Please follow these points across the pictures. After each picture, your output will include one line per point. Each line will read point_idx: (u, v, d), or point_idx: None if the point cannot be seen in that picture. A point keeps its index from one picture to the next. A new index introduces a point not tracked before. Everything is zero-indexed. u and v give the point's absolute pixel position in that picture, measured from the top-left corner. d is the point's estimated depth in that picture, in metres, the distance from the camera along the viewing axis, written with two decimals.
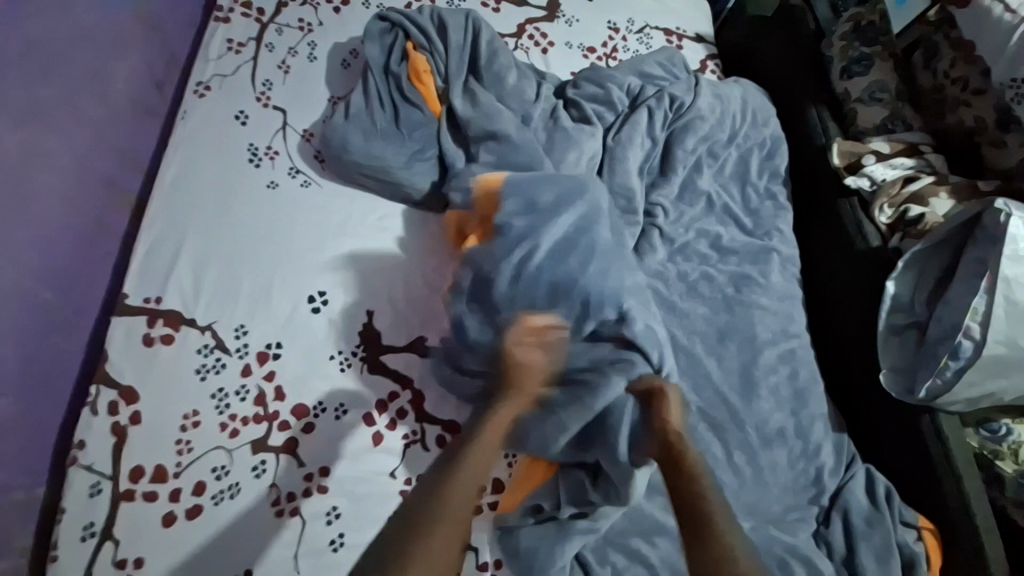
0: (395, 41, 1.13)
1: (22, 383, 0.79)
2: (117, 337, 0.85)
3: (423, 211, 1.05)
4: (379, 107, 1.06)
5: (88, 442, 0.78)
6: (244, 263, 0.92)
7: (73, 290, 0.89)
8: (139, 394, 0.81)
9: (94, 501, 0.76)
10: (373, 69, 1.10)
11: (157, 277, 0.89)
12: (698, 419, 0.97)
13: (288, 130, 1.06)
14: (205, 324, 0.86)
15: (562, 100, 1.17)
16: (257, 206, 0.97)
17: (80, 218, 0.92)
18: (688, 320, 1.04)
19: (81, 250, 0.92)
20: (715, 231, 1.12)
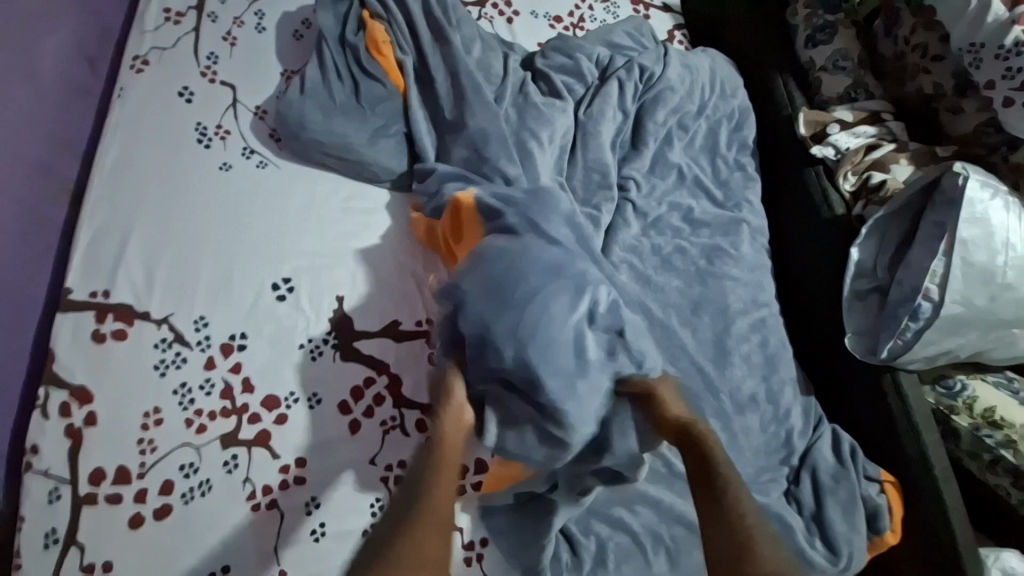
0: (350, 10, 1.06)
1: None
2: (64, 335, 0.79)
3: (394, 190, 1.01)
4: (336, 80, 1.00)
5: (42, 447, 0.73)
6: (199, 251, 0.86)
7: (12, 287, 0.82)
8: (94, 394, 0.76)
9: (53, 507, 0.71)
10: (328, 41, 1.03)
11: (104, 268, 0.83)
12: None
13: (238, 107, 0.99)
14: (161, 317, 0.81)
15: (530, 72, 1.13)
16: (211, 190, 0.91)
17: (13, 210, 0.85)
18: (663, 294, 1.04)
19: (16, 245, 0.84)
20: (687, 203, 1.12)
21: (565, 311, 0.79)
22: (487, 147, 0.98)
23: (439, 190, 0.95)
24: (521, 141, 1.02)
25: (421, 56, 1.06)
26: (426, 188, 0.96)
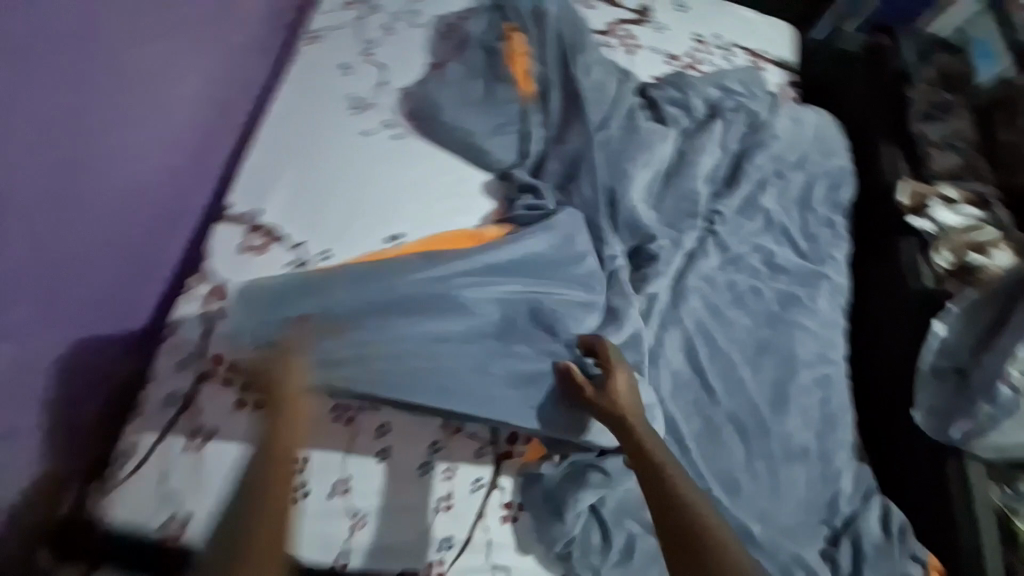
0: (497, 23, 1.20)
1: (136, 263, 0.89)
2: (219, 240, 0.93)
3: (495, 176, 1.09)
4: (473, 77, 1.14)
5: (183, 325, 0.86)
6: (333, 197, 0.99)
7: (185, 194, 0.99)
8: (229, 292, 0.89)
9: (181, 375, 0.84)
10: (473, 46, 1.17)
11: (259, 193, 0.97)
12: (726, 421, 0.96)
13: (388, 86, 1.13)
14: (294, 243, 0.94)
15: (642, 100, 1.22)
16: (353, 149, 1.05)
17: (204, 131, 1.02)
18: (731, 330, 1.04)
19: (199, 161, 1.02)
20: (769, 247, 1.14)
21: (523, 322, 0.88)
22: (589, 160, 1.07)
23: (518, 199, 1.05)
24: (622, 158, 1.09)
25: (548, 69, 1.18)
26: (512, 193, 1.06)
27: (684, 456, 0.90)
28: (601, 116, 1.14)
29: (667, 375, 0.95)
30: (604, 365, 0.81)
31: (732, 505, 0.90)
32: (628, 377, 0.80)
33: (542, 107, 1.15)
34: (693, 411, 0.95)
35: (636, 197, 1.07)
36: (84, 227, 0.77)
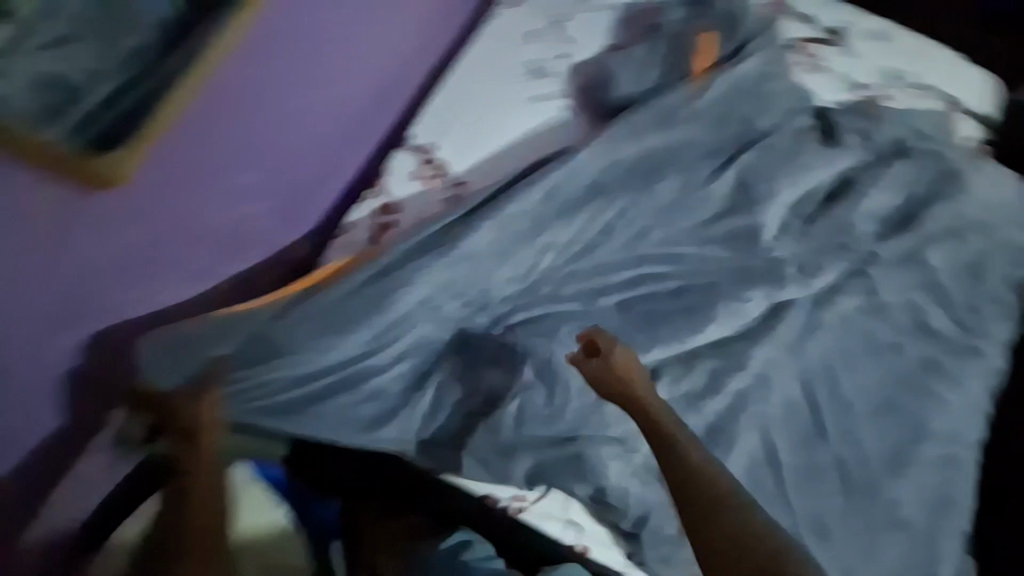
0: (691, 12, 1.16)
1: (325, 154, 0.97)
2: (398, 163, 1.03)
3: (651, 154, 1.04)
4: (657, 60, 1.11)
5: (355, 226, 0.98)
6: (498, 149, 1.05)
7: (382, 111, 1.07)
8: (399, 209, 0.99)
9: None
10: (662, 31, 1.14)
11: (438, 131, 1.06)
12: (831, 466, 0.91)
13: (568, 60, 1.14)
14: (456, 184, 1.02)
15: (819, 119, 1.13)
16: (526, 109, 1.08)
17: (409, 63, 1.11)
18: (860, 376, 0.96)
19: (400, 87, 1.10)
20: (923, 307, 1.03)
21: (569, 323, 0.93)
22: (757, 174, 1.05)
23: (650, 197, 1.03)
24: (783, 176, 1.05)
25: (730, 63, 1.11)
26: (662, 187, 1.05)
27: (777, 485, 0.88)
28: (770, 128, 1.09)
29: (781, 403, 0.91)
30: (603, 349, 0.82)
31: (817, 549, 0.86)
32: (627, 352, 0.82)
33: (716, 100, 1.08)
34: (800, 443, 0.90)
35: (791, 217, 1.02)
36: (306, 120, 0.92)
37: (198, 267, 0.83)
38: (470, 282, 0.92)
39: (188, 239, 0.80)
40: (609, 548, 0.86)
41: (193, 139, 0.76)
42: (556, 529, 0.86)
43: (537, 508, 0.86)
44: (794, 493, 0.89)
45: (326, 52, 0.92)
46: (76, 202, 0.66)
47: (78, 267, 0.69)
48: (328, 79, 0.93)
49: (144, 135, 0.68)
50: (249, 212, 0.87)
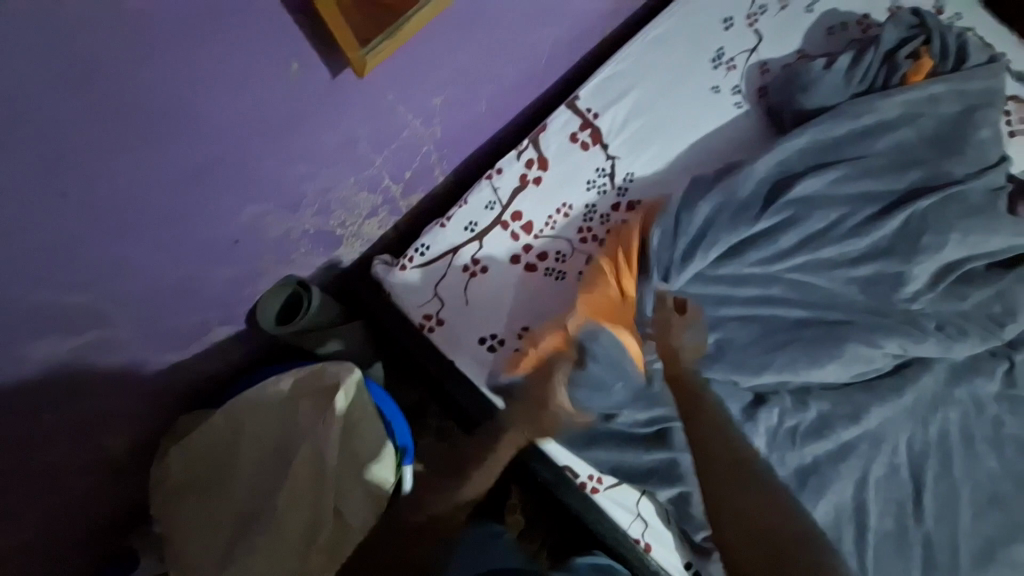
0: (914, 38, 1.04)
1: (494, 98, 0.98)
2: (558, 121, 1.01)
3: (823, 173, 0.95)
4: (858, 78, 1.01)
5: (504, 173, 0.98)
6: (659, 135, 1.03)
7: (555, 66, 1.05)
8: (549, 167, 0.99)
9: (484, 211, 0.97)
10: (877, 47, 1.02)
11: (605, 100, 1.03)
12: (918, 541, 0.86)
13: (752, 55, 1.07)
14: (612, 153, 1.01)
15: (1015, 184, 0.99)
16: (696, 101, 1.05)
17: (594, 18, 1.05)
18: (973, 464, 0.89)
19: (578, 45, 1.06)
20: None
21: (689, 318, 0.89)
22: (933, 223, 0.92)
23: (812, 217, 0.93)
24: (965, 229, 0.92)
25: (944, 101, 0.98)
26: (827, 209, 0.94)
27: (857, 544, 0.85)
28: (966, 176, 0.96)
29: (882, 464, 0.88)
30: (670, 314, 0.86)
31: None
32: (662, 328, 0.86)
33: (909, 135, 0.98)
34: (888, 508, 0.87)
35: (956, 283, 0.93)
36: (493, 59, 0.92)
37: (369, 173, 0.88)
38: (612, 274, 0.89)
39: (374, 146, 0.86)
40: (672, 552, 0.87)
41: (416, 52, 0.80)
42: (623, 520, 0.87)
43: (613, 493, 0.87)
44: (871, 555, 0.84)
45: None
46: (316, 85, 0.73)
47: (295, 144, 0.76)
48: (534, 23, 0.94)
49: (393, 36, 0.71)
50: (425, 135, 0.91)
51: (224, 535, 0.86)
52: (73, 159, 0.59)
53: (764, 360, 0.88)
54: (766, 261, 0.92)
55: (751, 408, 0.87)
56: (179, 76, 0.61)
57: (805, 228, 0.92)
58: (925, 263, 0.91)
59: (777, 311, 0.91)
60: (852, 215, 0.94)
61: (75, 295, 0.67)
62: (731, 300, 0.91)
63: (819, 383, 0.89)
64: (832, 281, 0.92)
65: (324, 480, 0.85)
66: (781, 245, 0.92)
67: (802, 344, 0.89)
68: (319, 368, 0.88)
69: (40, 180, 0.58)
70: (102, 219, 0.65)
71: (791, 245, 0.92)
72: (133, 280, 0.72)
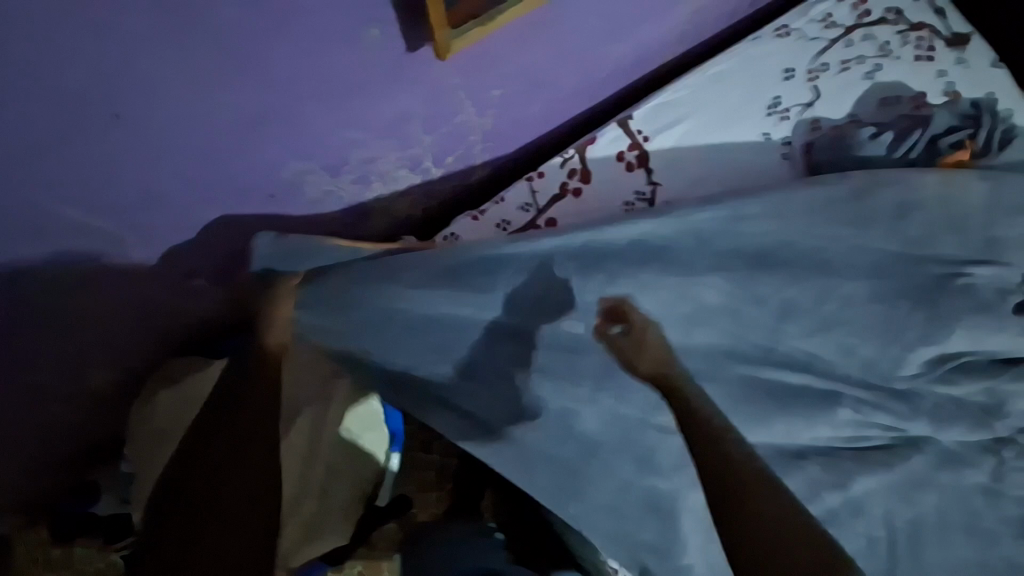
0: (961, 128, 1.09)
1: (550, 101, 0.98)
2: (608, 136, 1.00)
3: (853, 238, 0.97)
4: (901, 155, 1.07)
5: (547, 178, 0.98)
6: (703, 168, 1.02)
7: (612, 84, 1.05)
8: (592, 180, 1.00)
9: (521, 212, 0.97)
10: (925, 129, 1.08)
11: (657, 124, 1.03)
12: None
13: (807, 110, 1.08)
14: (653, 178, 1.00)
15: None
16: (745, 143, 1.05)
17: (660, 47, 1.06)
18: (947, 546, 0.89)
19: (638, 67, 1.07)
20: None
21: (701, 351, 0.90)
22: (944, 304, 0.96)
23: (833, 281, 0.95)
24: (972, 318, 0.95)
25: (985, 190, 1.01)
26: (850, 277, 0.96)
27: None
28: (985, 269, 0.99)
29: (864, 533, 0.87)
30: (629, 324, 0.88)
31: None
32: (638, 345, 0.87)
33: (944, 216, 1.00)
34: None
35: (956, 374, 0.95)
36: (558, 62, 0.93)
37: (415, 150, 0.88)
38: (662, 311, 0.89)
39: (427, 126, 0.86)
40: None
41: (489, 45, 0.82)
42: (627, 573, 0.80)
43: None
44: None
45: (622, 13, 0.94)
46: (390, 55, 0.75)
47: (350, 109, 0.78)
48: (603, 38, 0.95)
49: (480, 26, 0.72)
50: (476, 125, 0.91)
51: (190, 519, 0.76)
52: (127, 75, 0.60)
53: (769, 424, 0.88)
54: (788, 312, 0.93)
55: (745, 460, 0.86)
56: (248, 20, 0.63)
57: (825, 287, 0.94)
58: (930, 345, 0.94)
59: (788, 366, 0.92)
60: (870, 291, 0.96)
61: (97, 208, 0.68)
62: (745, 345, 0.92)
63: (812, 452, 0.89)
64: (843, 350, 0.94)
65: (315, 459, 0.88)
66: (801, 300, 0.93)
67: (804, 406, 0.89)
68: (317, 360, 0.85)
69: (91, 89, 0.60)
70: (141, 140, 0.66)
71: (812, 304, 0.94)
72: (158, 208, 0.73)
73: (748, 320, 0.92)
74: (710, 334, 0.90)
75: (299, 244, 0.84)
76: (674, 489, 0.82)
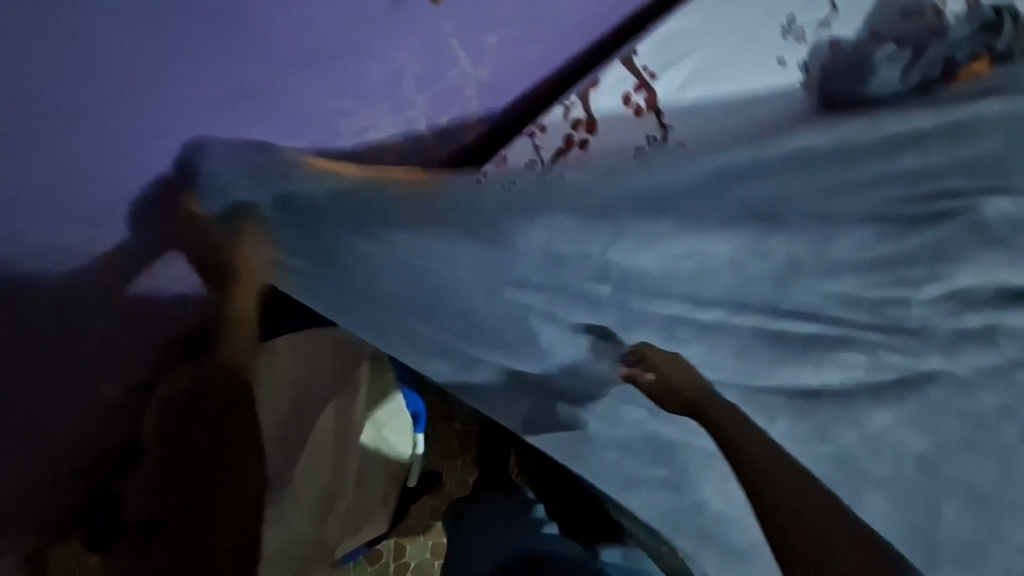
0: (977, 40, 1.08)
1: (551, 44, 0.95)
2: (613, 78, 0.94)
3: (864, 162, 0.97)
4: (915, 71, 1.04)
5: (549, 131, 0.92)
6: (718, 101, 0.99)
7: (608, 20, 0.99)
8: (599, 129, 0.94)
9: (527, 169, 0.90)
10: (944, 39, 1.06)
11: (667, 57, 0.96)
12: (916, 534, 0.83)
13: (826, 31, 1.03)
14: (664, 121, 0.96)
15: None
16: (760, 72, 1.01)
17: None
18: (976, 464, 0.88)
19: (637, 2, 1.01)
20: None
21: (720, 291, 0.87)
22: (952, 228, 0.96)
23: (843, 211, 0.94)
24: (980, 240, 0.96)
25: (1000, 102, 1.02)
26: (861, 203, 0.95)
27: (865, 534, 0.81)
28: (995, 190, 0.99)
29: (890, 456, 0.85)
30: (657, 368, 0.81)
31: None
32: (684, 383, 0.81)
33: (960, 132, 1.00)
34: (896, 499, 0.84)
35: (970, 296, 0.95)
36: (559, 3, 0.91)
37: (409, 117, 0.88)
38: (681, 256, 0.86)
39: (418, 84, 0.86)
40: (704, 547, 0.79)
41: None
42: (658, 508, 0.81)
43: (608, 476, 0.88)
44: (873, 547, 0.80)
45: None
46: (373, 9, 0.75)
47: (334, 74, 0.79)
48: None
49: None
50: (472, 77, 0.91)
51: (203, 543, 0.75)
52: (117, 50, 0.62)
53: (793, 358, 0.86)
54: (804, 244, 0.91)
55: (769, 397, 0.84)
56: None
57: (838, 216, 0.94)
58: (942, 271, 0.94)
59: (807, 301, 0.89)
60: (883, 219, 0.95)
61: (88, 185, 0.69)
62: (764, 280, 0.89)
63: (841, 385, 0.87)
64: (864, 280, 0.92)
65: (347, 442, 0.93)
66: (815, 228, 0.92)
67: (820, 345, 0.87)
68: (342, 344, 0.93)
69: (80, 67, 0.61)
70: (128, 117, 0.66)
71: (826, 235, 0.92)
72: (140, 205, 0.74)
73: (761, 256, 0.89)
74: (725, 271, 0.87)
75: (267, 163, 0.75)
76: (681, 421, 0.81)
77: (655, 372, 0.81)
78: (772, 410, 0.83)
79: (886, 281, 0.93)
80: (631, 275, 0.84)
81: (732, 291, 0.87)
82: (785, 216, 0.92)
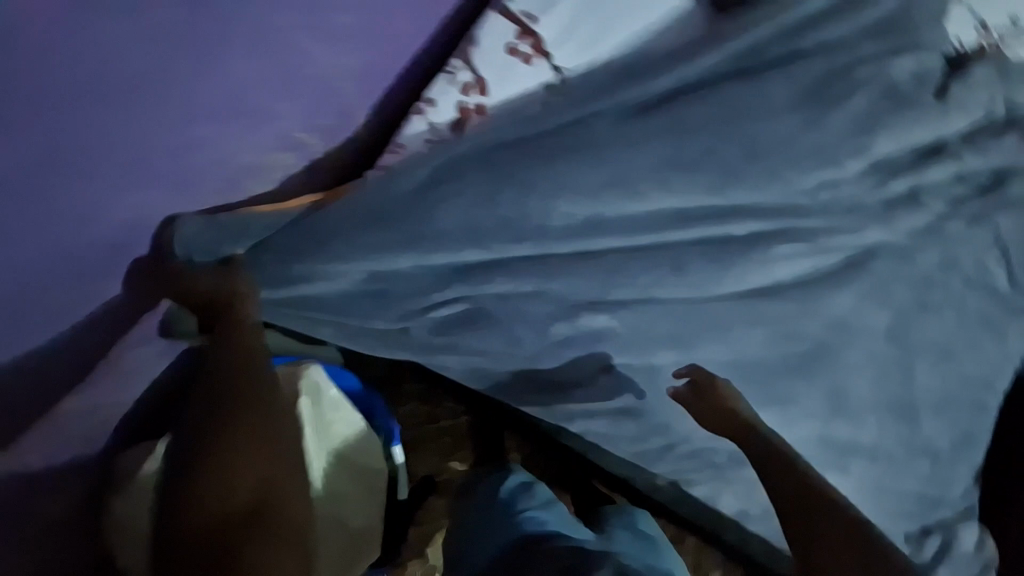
0: None
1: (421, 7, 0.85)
2: (492, 31, 0.86)
3: (773, 52, 0.93)
4: None
5: (439, 104, 0.86)
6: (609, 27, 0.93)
7: None
8: (491, 89, 0.89)
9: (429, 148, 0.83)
10: None
11: None
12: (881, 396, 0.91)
13: None
14: (558, 65, 0.92)
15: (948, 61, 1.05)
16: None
17: None
18: (928, 319, 0.94)
19: None
20: (998, 270, 0.99)
21: (660, 222, 0.85)
22: (871, 98, 0.95)
23: (765, 106, 0.91)
24: (898, 104, 0.96)
25: None
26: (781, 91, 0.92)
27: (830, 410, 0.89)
28: (901, 50, 0.98)
29: (848, 335, 0.90)
30: (713, 394, 0.83)
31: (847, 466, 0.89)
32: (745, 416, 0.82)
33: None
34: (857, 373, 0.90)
35: (896, 162, 0.96)
36: None
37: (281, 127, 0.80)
38: (611, 194, 0.83)
39: (279, 91, 0.77)
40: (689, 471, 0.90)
41: None
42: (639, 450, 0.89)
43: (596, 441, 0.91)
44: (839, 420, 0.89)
45: None
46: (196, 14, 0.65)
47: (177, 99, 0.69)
48: None
49: None
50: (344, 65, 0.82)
51: None
52: None
53: (743, 269, 0.87)
54: (732, 151, 0.88)
55: (726, 315, 0.86)
56: None
57: (760, 112, 0.90)
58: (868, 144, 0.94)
59: (747, 207, 0.88)
60: (808, 101, 0.92)
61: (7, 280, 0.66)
62: (700, 198, 0.87)
63: (792, 282, 0.89)
64: (797, 172, 0.91)
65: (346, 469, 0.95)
66: (740, 130, 0.89)
67: (765, 248, 0.87)
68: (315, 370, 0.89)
69: None
70: None
71: (752, 134, 0.89)
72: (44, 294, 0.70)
73: (695, 174, 0.86)
74: (663, 198, 0.85)
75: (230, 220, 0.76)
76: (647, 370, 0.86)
77: (711, 398, 0.83)
78: (731, 326, 0.86)
79: (818, 168, 0.92)
80: (563, 232, 0.82)
81: (671, 217, 0.85)
82: (710, 126, 0.88)
